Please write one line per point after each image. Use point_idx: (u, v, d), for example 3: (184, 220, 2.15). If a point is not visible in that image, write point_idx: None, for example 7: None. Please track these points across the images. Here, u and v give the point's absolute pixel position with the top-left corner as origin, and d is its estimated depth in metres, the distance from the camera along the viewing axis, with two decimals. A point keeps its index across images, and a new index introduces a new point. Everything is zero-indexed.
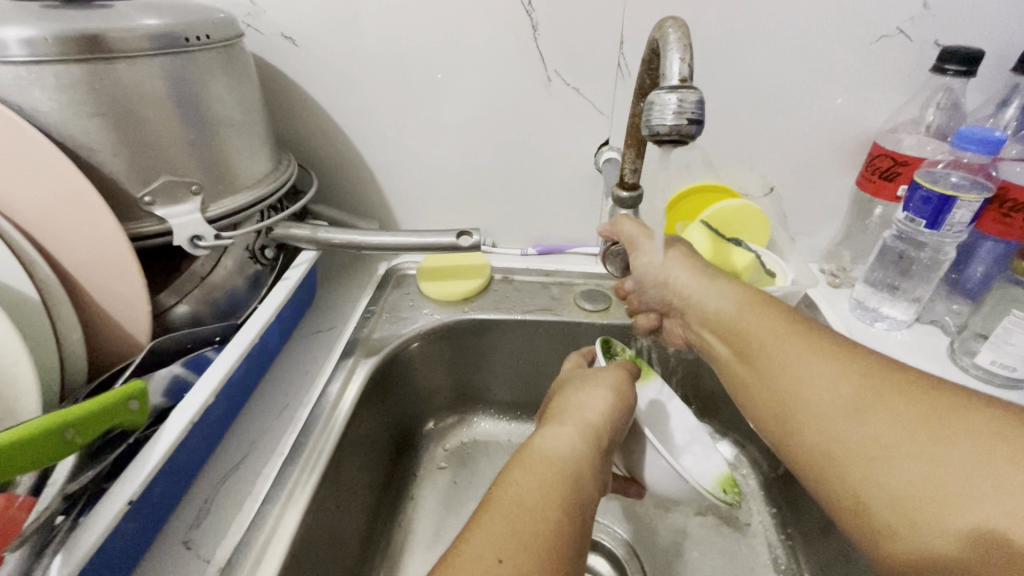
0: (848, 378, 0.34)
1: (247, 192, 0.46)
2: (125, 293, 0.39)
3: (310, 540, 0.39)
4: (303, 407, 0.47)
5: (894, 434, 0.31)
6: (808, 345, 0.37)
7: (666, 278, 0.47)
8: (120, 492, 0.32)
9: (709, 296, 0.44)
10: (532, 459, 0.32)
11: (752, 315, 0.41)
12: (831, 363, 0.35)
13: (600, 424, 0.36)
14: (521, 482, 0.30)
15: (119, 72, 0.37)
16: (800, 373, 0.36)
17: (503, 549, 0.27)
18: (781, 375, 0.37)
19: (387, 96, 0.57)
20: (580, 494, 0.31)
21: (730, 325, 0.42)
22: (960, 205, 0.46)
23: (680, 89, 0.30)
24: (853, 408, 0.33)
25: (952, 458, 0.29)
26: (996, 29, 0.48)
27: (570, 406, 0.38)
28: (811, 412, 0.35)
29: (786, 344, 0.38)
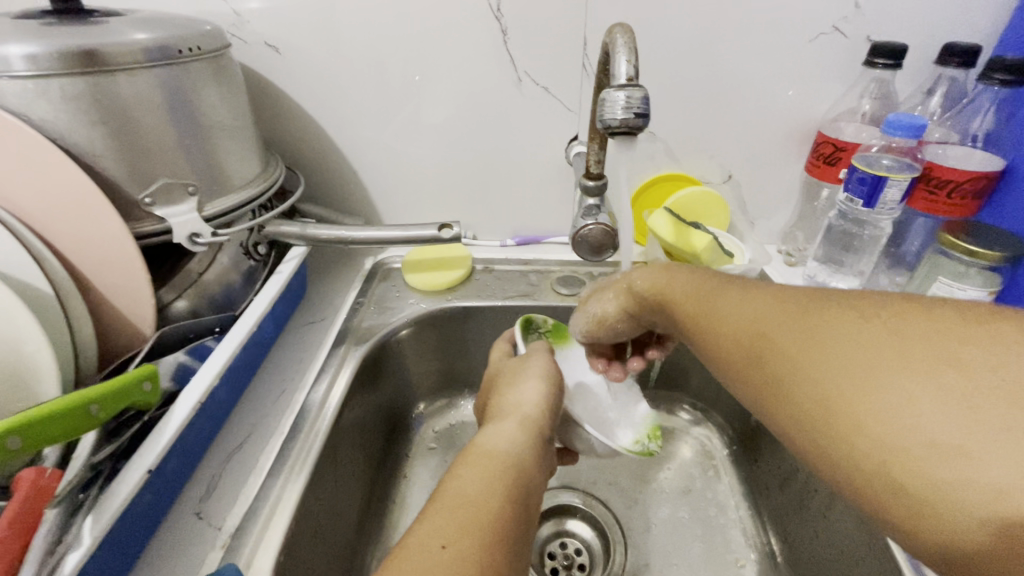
0: (746, 303, 0.33)
1: (239, 193, 0.49)
2: (131, 287, 0.42)
3: (311, 509, 0.43)
4: (299, 392, 0.50)
5: (848, 363, 0.26)
6: (759, 296, 0.33)
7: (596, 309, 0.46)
8: (140, 463, 0.35)
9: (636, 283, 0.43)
10: (476, 457, 0.35)
11: (668, 269, 0.41)
12: (724, 294, 0.35)
13: (537, 416, 0.40)
14: (464, 476, 0.33)
15: (118, 83, 0.40)
16: (711, 311, 0.35)
17: (445, 533, 0.28)
18: (702, 318, 0.36)
19: (368, 98, 0.61)
20: (522, 480, 0.34)
21: (684, 299, 0.38)
22: (892, 183, 0.51)
23: (627, 87, 0.34)
24: (744, 329, 0.32)
25: (912, 374, 0.24)
26: (922, 25, 0.53)
27: (507, 409, 0.41)
28: (715, 337, 0.34)
29: (694, 291, 0.37)
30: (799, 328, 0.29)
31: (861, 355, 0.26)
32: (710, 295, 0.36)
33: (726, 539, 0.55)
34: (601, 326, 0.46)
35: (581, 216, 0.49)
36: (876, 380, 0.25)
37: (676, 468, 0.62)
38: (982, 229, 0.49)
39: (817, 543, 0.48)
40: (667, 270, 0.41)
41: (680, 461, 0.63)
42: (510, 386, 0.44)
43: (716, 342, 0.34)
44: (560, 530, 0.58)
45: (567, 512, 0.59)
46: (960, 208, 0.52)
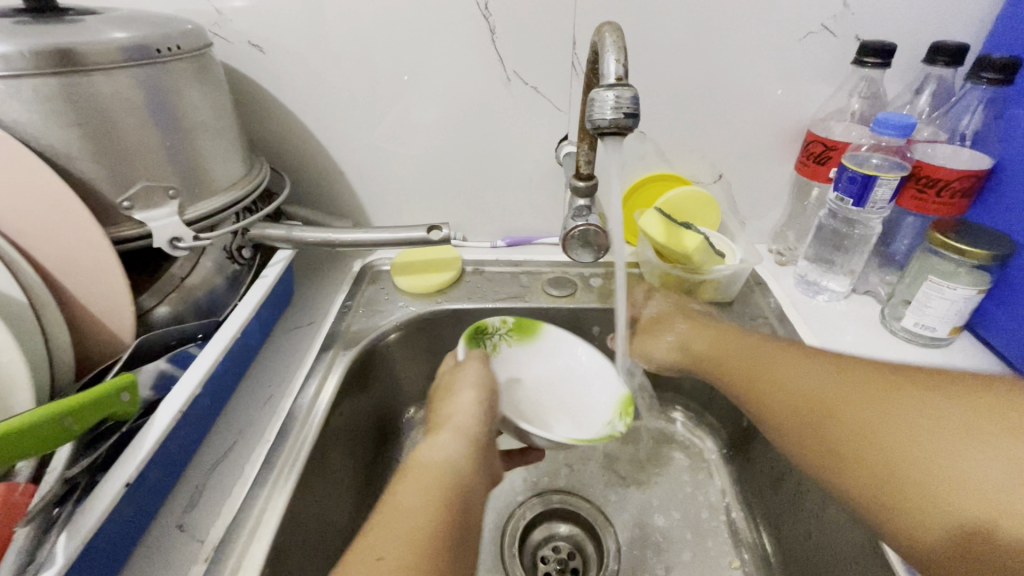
0: (816, 373, 0.41)
1: (223, 196, 0.48)
2: (109, 294, 0.41)
3: (298, 519, 0.42)
4: (286, 398, 0.49)
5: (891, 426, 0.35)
6: (820, 364, 0.41)
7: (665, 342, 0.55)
8: (118, 475, 0.34)
9: (698, 339, 0.53)
10: (414, 471, 0.36)
11: (745, 343, 0.48)
12: (797, 365, 0.43)
13: (473, 424, 0.40)
14: (405, 496, 0.33)
15: (95, 83, 0.39)
16: (783, 376, 0.43)
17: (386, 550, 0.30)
18: (770, 383, 0.44)
19: (355, 99, 0.60)
20: (459, 493, 0.35)
21: (747, 360, 0.47)
22: (882, 182, 0.51)
23: (617, 86, 0.34)
24: (813, 393, 0.40)
25: (945, 433, 0.32)
26: (910, 24, 0.53)
27: (443, 421, 0.40)
28: (784, 402, 0.42)
29: (775, 360, 0.45)
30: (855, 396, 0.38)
31: (901, 421, 0.34)
32: (781, 366, 0.44)
33: (718, 541, 0.55)
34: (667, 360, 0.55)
35: (571, 216, 0.49)
36: (916, 439, 0.33)
37: (669, 469, 0.61)
38: (971, 228, 0.49)
39: (808, 544, 0.48)
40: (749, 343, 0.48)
41: (674, 462, 0.62)
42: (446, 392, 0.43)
43: (783, 407, 0.42)
44: (553, 534, 0.57)
45: (559, 516, 0.58)
46: (949, 207, 0.53)
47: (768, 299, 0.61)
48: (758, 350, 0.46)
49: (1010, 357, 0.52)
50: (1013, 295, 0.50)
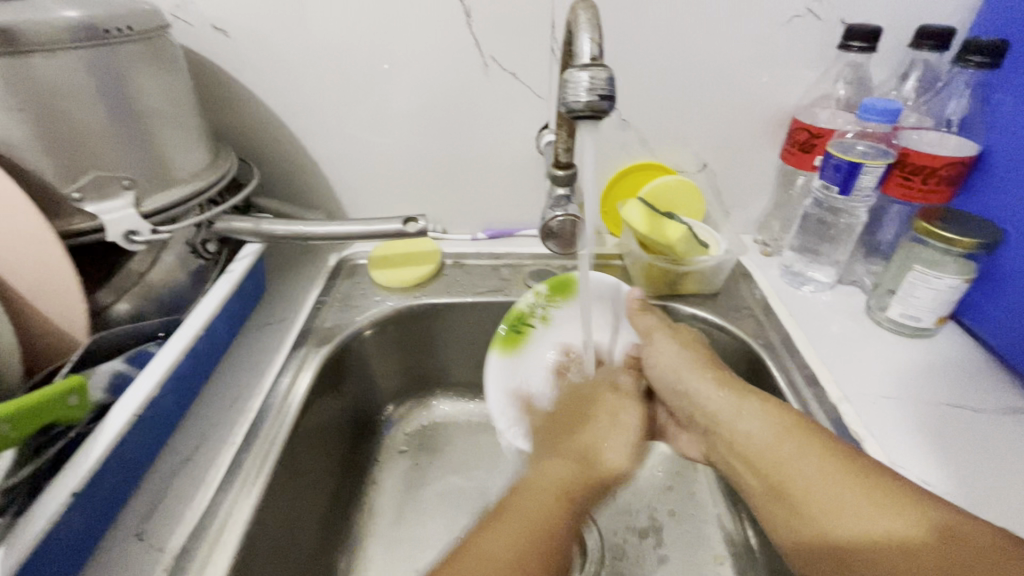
0: (851, 500, 0.34)
1: (185, 186, 0.46)
2: (59, 292, 0.39)
3: (267, 525, 0.40)
4: (254, 398, 0.47)
5: (873, 531, 0.32)
6: (805, 445, 0.38)
7: (687, 388, 0.46)
8: (64, 484, 0.33)
9: (739, 416, 0.42)
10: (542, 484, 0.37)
11: (760, 429, 0.40)
12: (829, 482, 0.35)
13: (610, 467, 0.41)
14: (533, 497, 0.36)
15: (36, 65, 0.36)
16: (811, 496, 0.36)
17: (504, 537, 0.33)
18: (797, 499, 0.36)
19: (327, 88, 0.57)
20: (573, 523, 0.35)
21: (732, 427, 0.42)
22: (867, 170, 0.50)
23: (591, 67, 0.32)
24: (849, 535, 0.33)
25: (926, 547, 0.30)
26: (896, 8, 0.52)
27: (596, 429, 0.44)
28: (813, 528, 0.35)
29: (799, 462, 0.37)
30: (835, 488, 0.35)
31: (860, 514, 0.33)
32: (805, 474, 0.36)
33: (703, 537, 0.54)
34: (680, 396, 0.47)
35: (549, 206, 0.47)
36: (894, 547, 0.31)
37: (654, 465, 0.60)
38: (958, 216, 0.48)
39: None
40: (769, 428, 0.40)
41: (660, 457, 0.61)
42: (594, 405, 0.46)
43: (807, 536, 0.35)
44: None
45: None
46: (935, 195, 0.51)
47: (753, 290, 0.60)
48: (731, 424, 0.42)
49: (995, 346, 0.51)
50: (999, 284, 0.50)
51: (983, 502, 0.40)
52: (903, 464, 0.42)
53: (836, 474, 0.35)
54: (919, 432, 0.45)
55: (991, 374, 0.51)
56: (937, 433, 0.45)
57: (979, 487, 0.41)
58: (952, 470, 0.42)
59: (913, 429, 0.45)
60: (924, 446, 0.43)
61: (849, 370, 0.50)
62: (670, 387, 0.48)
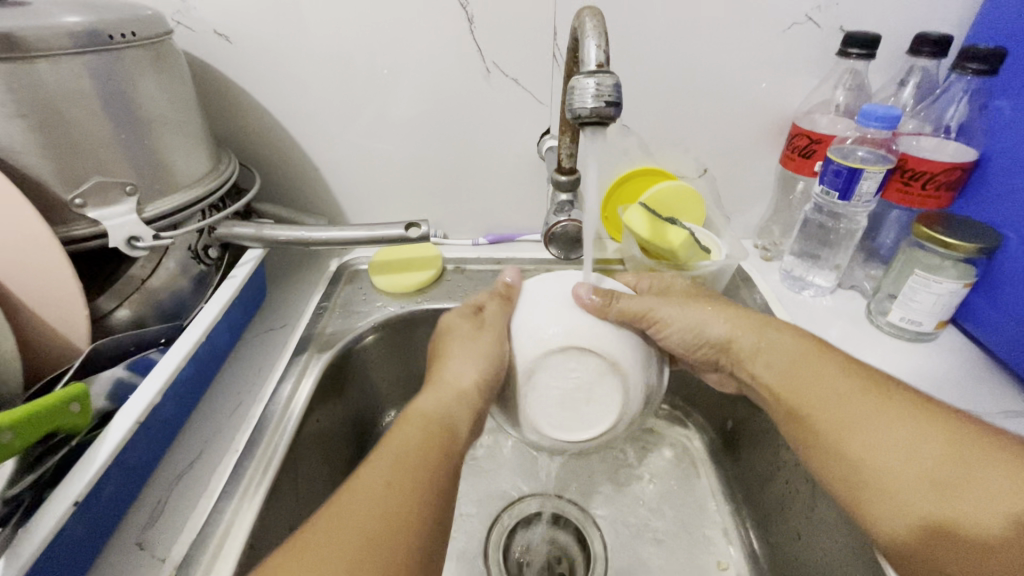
0: (859, 395, 0.38)
1: (187, 192, 0.46)
2: (60, 298, 0.39)
3: (268, 534, 0.40)
4: (256, 405, 0.47)
5: (884, 429, 0.36)
6: (821, 368, 0.40)
7: (709, 331, 0.46)
8: (67, 493, 0.32)
9: (770, 347, 0.43)
10: (407, 433, 0.37)
11: (774, 343, 0.43)
12: (842, 384, 0.39)
13: (468, 391, 0.41)
14: (401, 441, 0.36)
15: (40, 71, 0.36)
16: (822, 393, 0.39)
17: (386, 483, 0.33)
18: (810, 398, 0.40)
19: (328, 94, 0.57)
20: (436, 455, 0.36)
21: (751, 353, 0.44)
22: (867, 176, 0.50)
23: (598, 74, 0.32)
24: (847, 420, 0.38)
25: (937, 443, 0.34)
26: (894, 16, 0.53)
27: (449, 358, 0.44)
28: (819, 413, 0.39)
29: (816, 369, 0.41)
30: (852, 402, 0.38)
31: (866, 407, 0.37)
32: (822, 379, 0.40)
33: (706, 543, 0.54)
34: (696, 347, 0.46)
35: (553, 211, 0.47)
36: (894, 433, 0.36)
37: (656, 468, 0.60)
38: (957, 221, 0.49)
39: (795, 531, 0.47)
40: (798, 348, 0.42)
41: (663, 461, 0.61)
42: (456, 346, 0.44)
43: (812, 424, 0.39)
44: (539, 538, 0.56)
45: (551, 520, 0.57)
46: (933, 200, 0.52)
47: (754, 294, 0.60)
48: (754, 344, 0.44)
49: (995, 350, 0.52)
50: (999, 289, 0.50)
51: None
52: None
53: (854, 378, 0.39)
54: None
55: (991, 379, 0.51)
56: None
57: None
58: None
59: None
60: None
61: None
62: (689, 341, 0.46)
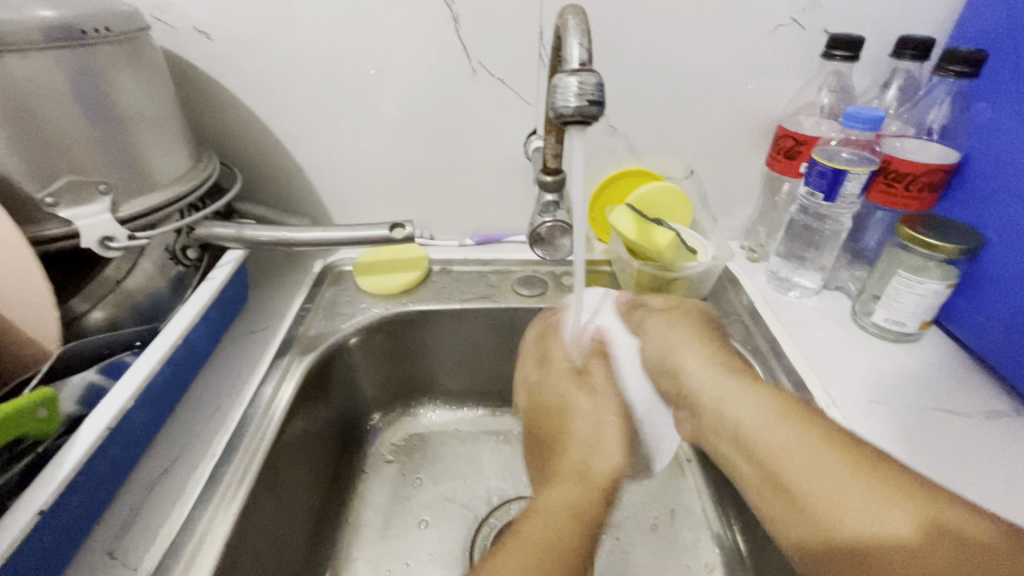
0: (830, 468, 0.34)
1: (164, 191, 0.45)
2: (30, 300, 0.37)
3: (247, 540, 0.39)
4: (236, 408, 0.46)
5: (860, 514, 0.32)
6: (805, 434, 0.36)
7: (683, 363, 0.45)
8: (32, 502, 0.31)
9: (727, 399, 0.41)
10: (547, 501, 0.37)
11: (743, 402, 0.40)
12: (814, 457, 0.35)
13: (602, 440, 0.43)
14: (541, 514, 0.36)
15: (8, 66, 0.35)
16: (793, 465, 0.35)
17: (539, 539, 0.34)
18: (783, 470, 0.36)
19: (311, 92, 0.57)
20: (585, 520, 0.36)
21: (718, 407, 0.41)
22: (851, 177, 0.50)
23: (581, 72, 0.32)
24: (822, 503, 0.33)
25: (937, 541, 0.29)
26: (877, 19, 0.53)
27: (574, 401, 0.46)
28: (793, 486, 0.35)
29: (784, 435, 0.37)
30: (843, 477, 0.33)
31: (843, 483, 0.33)
32: (795, 449, 0.36)
33: (694, 545, 0.53)
34: (664, 365, 0.47)
35: (538, 212, 0.47)
36: (869, 517, 0.31)
37: None
38: (940, 222, 0.49)
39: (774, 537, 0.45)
40: (769, 414, 0.39)
41: None
42: (578, 390, 0.47)
43: (784, 500, 0.36)
44: None
45: None
46: (917, 201, 0.52)
47: (740, 295, 0.61)
48: (716, 401, 0.42)
49: (977, 349, 0.52)
50: (981, 289, 0.50)
51: None
52: None
53: (830, 448, 0.35)
54: (908, 437, 0.45)
55: (974, 379, 0.52)
56: (922, 438, 0.45)
57: (967, 491, 0.41)
58: (939, 475, 0.42)
59: (899, 433, 0.45)
60: (912, 452, 0.43)
61: (836, 375, 0.51)
62: (664, 361, 0.47)
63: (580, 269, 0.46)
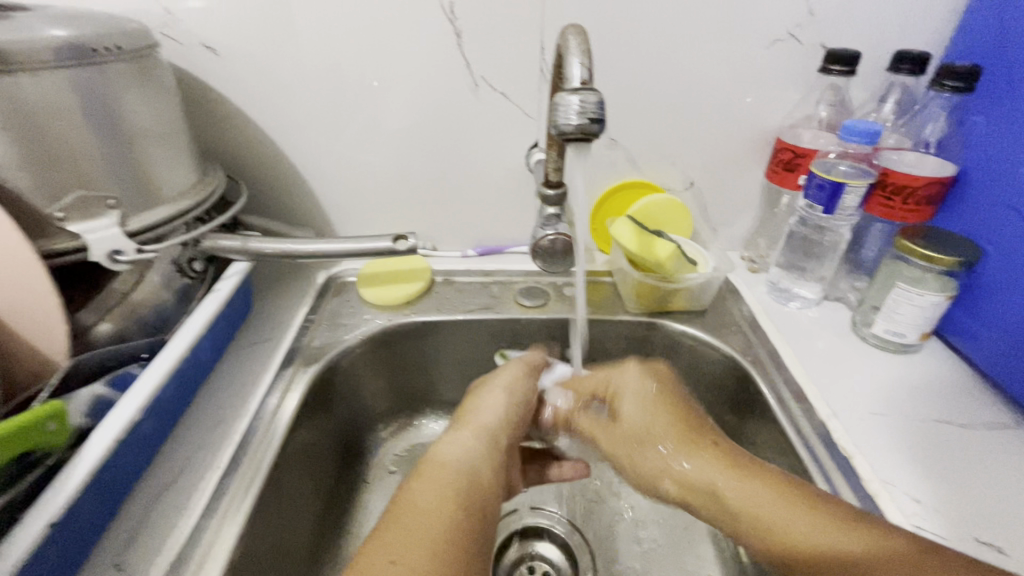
0: (774, 502, 0.37)
1: (171, 205, 0.45)
2: (40, 314, 0.38)
3: (252, 552, 0.39)
4: (240, 420, 0.47)
5: (807, 540, 0.34)
6: (744, 475, 0.39)
7: (663, 455, 0.43)
8: (41, 515, 0.31)
9: (704, 479, 0.41)
10: (431, 468, 0.38)
11: (693, 454, 0.42)
12: (756, 492, 0.38)
13: (497, 426, 0.44)
14: (425, 482, 0.36)
15: (20, 85, 0.36)
16: (744, 501, 0.38)
17: (420, 512, 0.34)
18: (740, 512, 0.38)
19: (316, 106, 0.57)
20: (468, 494, 0.36)
21: (684, 477, 0.42)
22: (849, 190, 0.51)
23: (582, 91, 0.32)
24: (785, 540, 0.35)
25: (867, 552, 0.32)
26: (874, 34, 0.54)
27: (476, 398, 0.47)
28: (758, 528, 0.37)
29: (730, 478, 0.39)
30: (784, 510, 0.36)
31: (786, 514, 0.36)
32: (740, 487, 0.39)
33: (697, 556, 0.53)
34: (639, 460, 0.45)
35: (540, 225, 0.47)
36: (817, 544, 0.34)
37: None
38: (938, 235, 0.50)
39: None
40: (720, 464, 0.41)
41: None
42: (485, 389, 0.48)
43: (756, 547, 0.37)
44: (529, 553, 0.55)
45: (535, 533, 0.56)
46: (915, 214, 0.53)
47: (740, 306, 0.61)
48: (684, 475, 0.42)
49: (976, 359, 0.52)
50: (979, 300, 0.51)
51: (972, 518, 0.40)
52: (891, 482, 0.42)
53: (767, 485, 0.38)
54: (908, 448, 0.45)
55: (975, 390, 0.52)
56: (923, 449, 0.45)
57: (969, 503, 0.41)
58: (940, 487, 0.42)
59: (901, 445, 0.45)
60: (914, 463, 0.44)
61: (836, 385, 0.51)
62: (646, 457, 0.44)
63: (582, 281, 0.47)
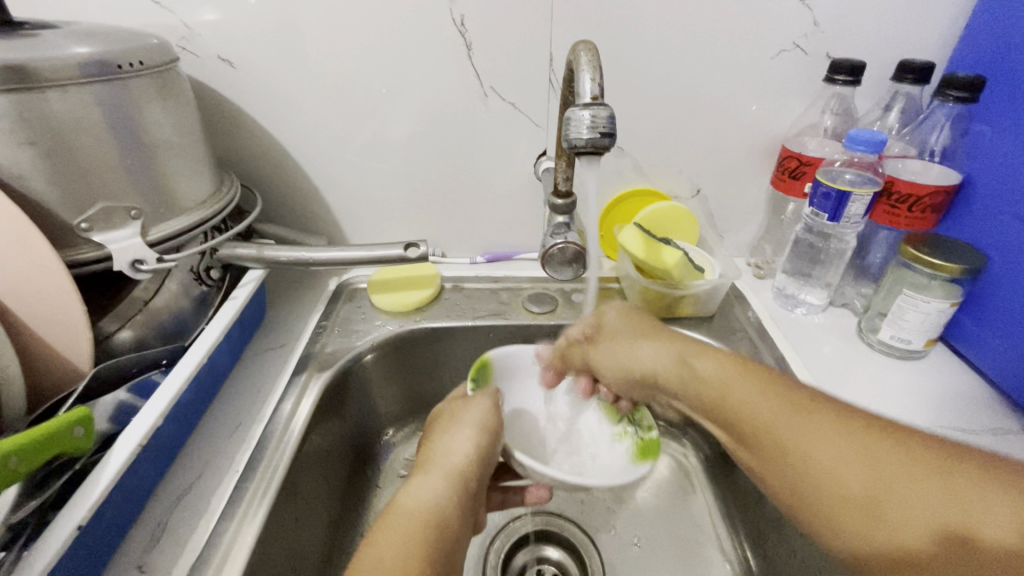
0: (785, 409, 0.36)
1: (189, 215, 0.47)
2: (65, 322, 0.39)
3: (268, 555, 0.40)
4: (256, 425, 0.47)
5: (820, 444, 0.34)
6: (755, 384, 0.39)
7: (637, 347, 0.47)
8: (69, 518, 0.32)
9: (652, 362, 0.45)
10: (395, 517, 0.35)
11: (683, 363, 0.43)
12: (764, 402, 0.37)
13: (464, 467, 0.40)
14: (391, 529, 0.34)
15: (49, 101, 0.37)
16: (751, 405, 0.38)
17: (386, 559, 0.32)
18: (751, 417, 0.38)
19: (329, 115, 0.59)
20: (434, 548, 0.34)
21: (675, 376, 0.43)
22: (855, 198, 0.51)
23: (592, 106, 0.33)
24: (794, 443, 0.35)
25: (884, 452, 0.31)
26: (878, 44, 0.55)
27: (440, 439, 0.43)
28: (771, 432, 0.36)
29: (740, 388, 0.39)
30: (799, 417, 0.35)
31: (800, 423, 0.35)
32: (750, 398, 0.38)
33: (705, 561, 0.54)
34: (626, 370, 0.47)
35: (550, 234, 0.48)
36: (833, 446, 0.33)
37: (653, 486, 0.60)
38: (943, 242, 0.50)
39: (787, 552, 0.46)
40: (721, 372, 0.41)
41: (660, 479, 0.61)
42: (455, 420, 0.44)
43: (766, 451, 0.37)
44: (537, 557, 0.56)
45: (543, 537, 0.57)
46: (920, 221, 0.53)
47: (747, 312, 0.62)
48: (662, 365, 0.44)
49: (983, 366, 0.53)
50: (985, 307, 0.51)
51: None
52: None
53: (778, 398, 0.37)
54: None
55: (982, 395, 0.52)
56: None
57: None
58: None
59: None
60: None
61: (843, 391, 0.51)
62: (625, 357, 0.47)
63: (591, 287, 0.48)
